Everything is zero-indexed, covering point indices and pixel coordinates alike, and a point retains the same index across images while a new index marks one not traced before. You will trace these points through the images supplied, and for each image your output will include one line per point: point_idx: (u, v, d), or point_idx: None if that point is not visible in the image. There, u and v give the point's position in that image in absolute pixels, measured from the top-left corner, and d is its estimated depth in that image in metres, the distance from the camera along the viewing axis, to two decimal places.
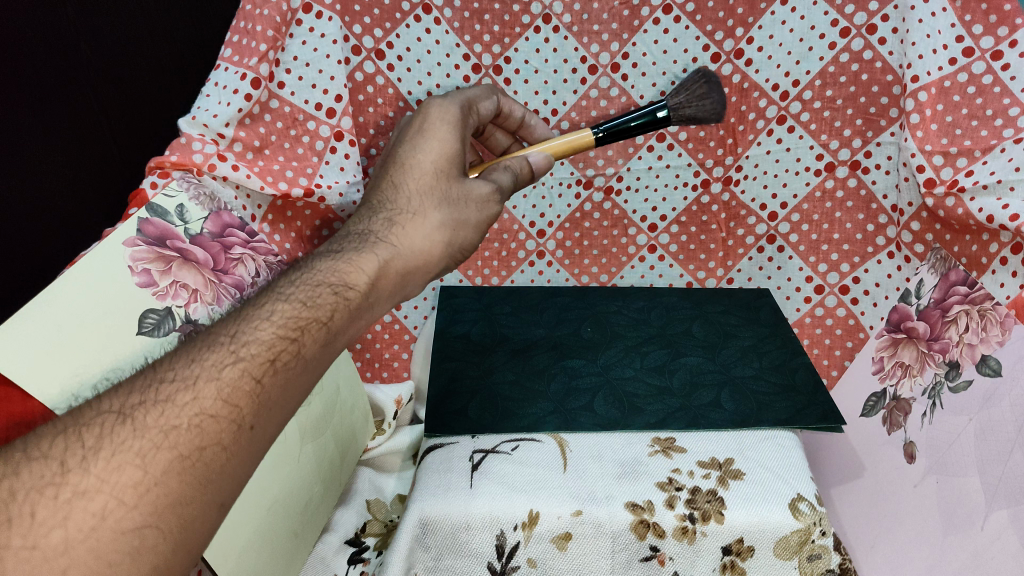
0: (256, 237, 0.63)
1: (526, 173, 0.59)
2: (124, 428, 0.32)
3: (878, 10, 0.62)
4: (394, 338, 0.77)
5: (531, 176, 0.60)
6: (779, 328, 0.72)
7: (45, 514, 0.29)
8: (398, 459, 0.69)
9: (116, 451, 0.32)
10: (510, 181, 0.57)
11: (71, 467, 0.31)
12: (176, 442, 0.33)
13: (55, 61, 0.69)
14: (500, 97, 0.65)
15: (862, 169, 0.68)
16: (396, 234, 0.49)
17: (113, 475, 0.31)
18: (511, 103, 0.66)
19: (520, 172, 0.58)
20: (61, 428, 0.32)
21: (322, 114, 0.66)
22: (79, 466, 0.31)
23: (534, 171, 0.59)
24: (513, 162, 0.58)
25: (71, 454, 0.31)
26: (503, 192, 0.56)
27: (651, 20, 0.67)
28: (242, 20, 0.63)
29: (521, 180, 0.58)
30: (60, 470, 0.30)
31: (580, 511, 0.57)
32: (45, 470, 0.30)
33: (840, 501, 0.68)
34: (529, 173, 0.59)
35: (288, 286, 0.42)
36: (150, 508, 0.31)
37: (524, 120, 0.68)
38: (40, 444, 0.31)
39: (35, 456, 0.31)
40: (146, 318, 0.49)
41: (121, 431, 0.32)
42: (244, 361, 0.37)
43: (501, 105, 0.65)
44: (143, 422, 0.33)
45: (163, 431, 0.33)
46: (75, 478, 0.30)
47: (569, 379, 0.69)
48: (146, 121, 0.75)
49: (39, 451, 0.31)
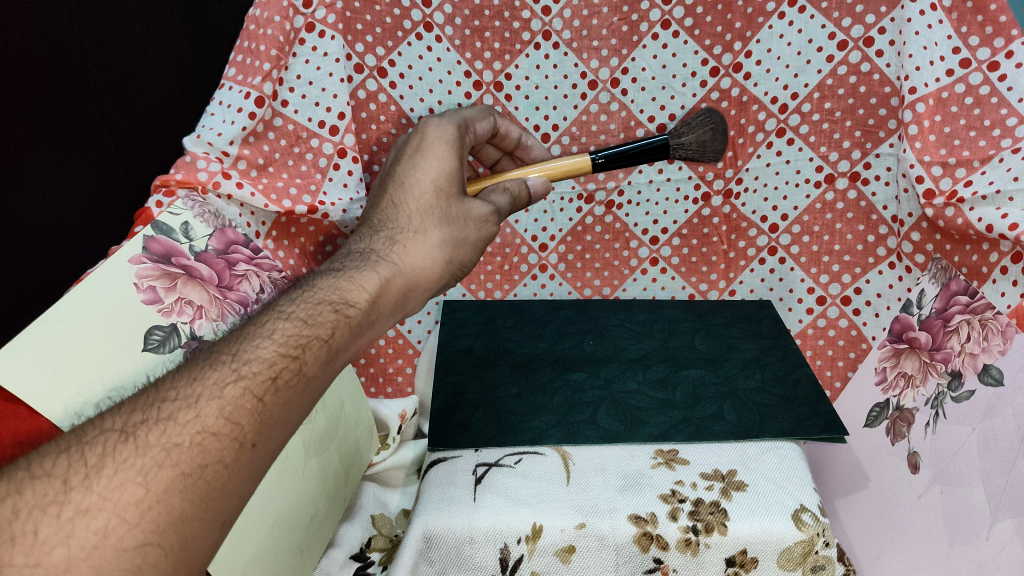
0: (260, 254, 0.63)
1: (523, 195, 0.60)
2: (126, 446, 0.33)
3: (875, 23, 0.62)
4: (398, 353, 0.77)
5: (530, 199, 0.61)
6: (781, 340, 0.72)
7: (48, 532, 0.30)
8: (401, 474, 0.70)
9: (118, 469, 0.32)
10: (508, 201, 0.58)
11: (74, 485, 0.31)
12: (178, 460, 0.33)
13: (59, 81, 0.69)
14: (497, 118, 0.65)
15: (862, 180, 0.68)
16: (396, 252, 0.50)
17: (115, 493, 0.31)
18: (507, 123, 0.67)
19: (518, 194, 0.60)
20: (64, 447, 0.32)
21: (325, 131, 0.66)
22: (81, 485, 0.31)
23: (533, 194, 0.61)
24: (512, 184, 0.60)
25: (74, 472, 0.31)
26: (500, 212, 0.57)
27: (650, 35, 0.67)
28: (245, 41, 0.64)
29: (520, 202, 0.60)
30: (63, 488, 0.31)
31: (583, 524, 0.57)
32: (48, 488, 0.31)
33: (844, 512, 0.68)
34: (528, 194, 0.61)
35: (289, 304, 0.43)
36: (151, 526, 0.31)
37: (521, 139, 0.68)
38: (43, 463, 0.32)
39: (38, 475, 0.31)
40: (152, 334, 0.50)
41: (123, 449, 0.33)
42: (245, 379, 0.37)
43: (498, 125, 0.66)
44: (145, 440, 0.33)
45: (165, 449, 0.33)
46: (77, 496, 0.31)
47: (572, 393, 0.69)
48: (154, 136, 0.77)
49: (42, 470, 0.31)
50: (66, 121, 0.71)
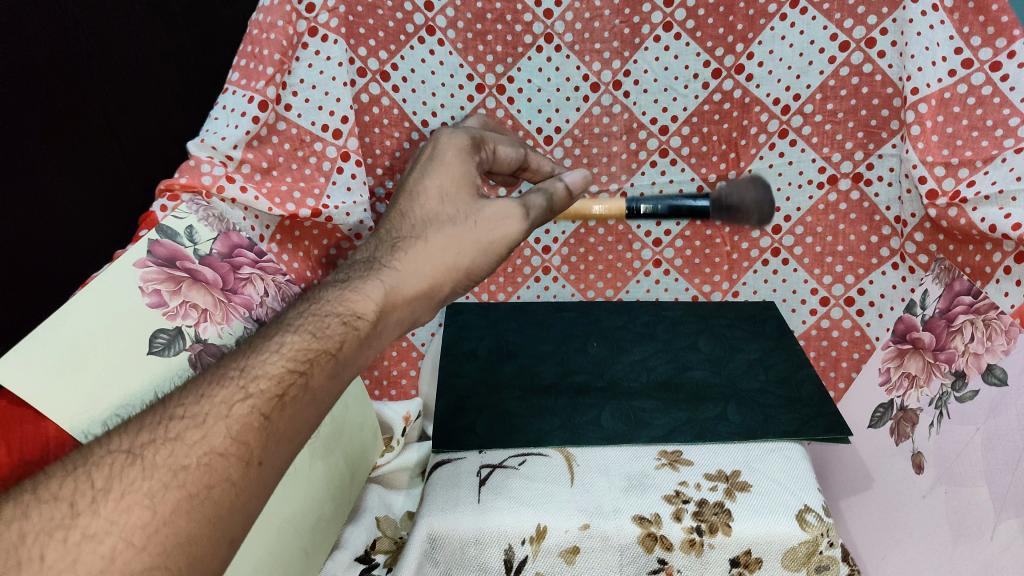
0: (265, 257, 0.62)
1: (562, 193, 0.57)
2: (133, 467, 0.33)
3: (877, 24, 0.63)
4: (402, 355, 0.77)
5: (570, 197, 0.58)
6: (784, 341, 0.72)
7: (55, 557, 0.29)
8: (405, 476, 0.70)
9: (125, 492, 0.32)
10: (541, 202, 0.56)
11: (81, 509, 0.31)
12: (184, 481, 0.33)
13: (65, 86, 0.71)
14: (527, 151, 0.65)
15: (864, 180, 0.68)
16: (403, 262, 0.50)
17: (123, 516, 0.31)
18: (539, 158, 0.66)
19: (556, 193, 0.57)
20: (70, 468, 0.33)
21: (329, 135, 0.66)
22: (89, 509, 0.31)
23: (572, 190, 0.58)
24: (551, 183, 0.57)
25: (81, 495, 0.32)
26: (528, 211, 0.54)
27: (651, 38, 0.68)
28: (249, 45, 0.64)
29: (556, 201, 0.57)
30: (70, 513, 0.31)
31: (587, 525, 0.57)
32: (55, 512, 0.31)
33: (849, 513, 0.68)
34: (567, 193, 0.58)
35: (297, 318, 0.43)
36: (159, 548, 0.31)
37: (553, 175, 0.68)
38: (49, 486, 0.32)
39: (44, 498, 0.31)
40: (156, 337, 0.50)
41: (130, 471, 0.33)
42: (253, 397, 0.37)
43: (529, 159, 0.65)
44: (152, 461, 0.33)
45: (173, 470, 0.33)
46: (84, 520, 0.31)
47: (576, 394, 0.70)
48: (158, 142, 0.79)
49: (48, 493, 0.31)
50: (65, 121, 0.73)
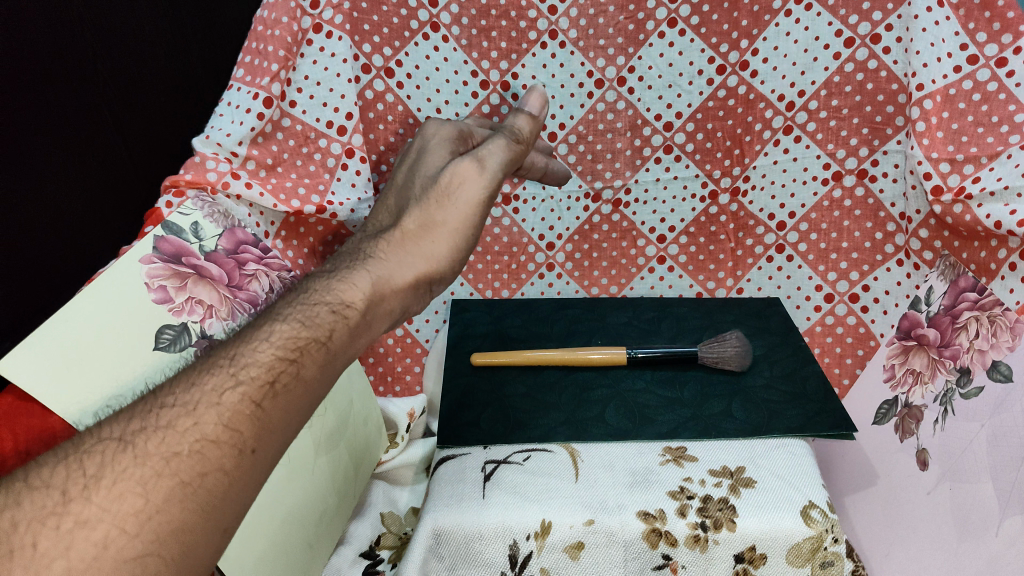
0: (269, 254, 0.63)
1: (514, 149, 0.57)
2: (125, 454, 0.33)
3: (882, 19, 0.62)
4: (406, 351, 0.78)
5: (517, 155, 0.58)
6: (789, 337, 0.72)
7: (48, 544, 0.30)
8: (410, 472, 0.69)
9: (117, 479, 0.32)
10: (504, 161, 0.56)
11: (72, 496, 0.31)
12: (177, 468, 0.34)
13: (71, 83, 0.70)
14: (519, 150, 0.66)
15: (869, 177, 0.68)
16: (391, 251, 0.49)
17: (114, 503, 0.31)
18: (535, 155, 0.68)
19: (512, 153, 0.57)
20: (62, 456, 0.33)
21: (334, 131, 0.66)
22: (80, 495, 0.31)
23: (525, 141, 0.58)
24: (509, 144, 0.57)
25: (73, 482, 0.32)
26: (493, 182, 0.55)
27: (656, 34, 0.68)
28: (254, 42, 0.64)
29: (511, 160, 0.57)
30: (62, 499, 0.31)
31: (592, 520, 0.57)
32: (46, 499, 0.31)
33: (854, 509, 0.67)
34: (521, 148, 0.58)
35: (286, 307, 0.43)
36: (151, 535, 0.32)
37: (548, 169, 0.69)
38: (41, 473, 0.32)
39: (37, 486, 0.31)
40: (163, 333, 0.50)
41: (122, 458, 0.33)
42: (243, 385, 0.37)
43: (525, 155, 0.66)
44: (144, 449, 0.34)
45: (165, 458, 0.34)
46: (77, 507, 0.31)
47: (581, 390, 0.70)
48: (161, 136, 0.82)
49: (40, 481, 0.31)
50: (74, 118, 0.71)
